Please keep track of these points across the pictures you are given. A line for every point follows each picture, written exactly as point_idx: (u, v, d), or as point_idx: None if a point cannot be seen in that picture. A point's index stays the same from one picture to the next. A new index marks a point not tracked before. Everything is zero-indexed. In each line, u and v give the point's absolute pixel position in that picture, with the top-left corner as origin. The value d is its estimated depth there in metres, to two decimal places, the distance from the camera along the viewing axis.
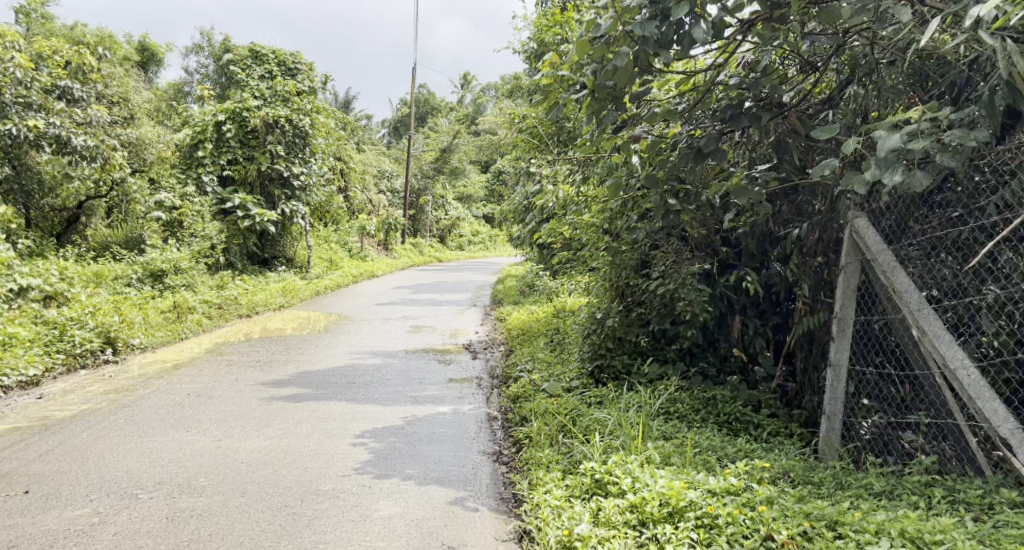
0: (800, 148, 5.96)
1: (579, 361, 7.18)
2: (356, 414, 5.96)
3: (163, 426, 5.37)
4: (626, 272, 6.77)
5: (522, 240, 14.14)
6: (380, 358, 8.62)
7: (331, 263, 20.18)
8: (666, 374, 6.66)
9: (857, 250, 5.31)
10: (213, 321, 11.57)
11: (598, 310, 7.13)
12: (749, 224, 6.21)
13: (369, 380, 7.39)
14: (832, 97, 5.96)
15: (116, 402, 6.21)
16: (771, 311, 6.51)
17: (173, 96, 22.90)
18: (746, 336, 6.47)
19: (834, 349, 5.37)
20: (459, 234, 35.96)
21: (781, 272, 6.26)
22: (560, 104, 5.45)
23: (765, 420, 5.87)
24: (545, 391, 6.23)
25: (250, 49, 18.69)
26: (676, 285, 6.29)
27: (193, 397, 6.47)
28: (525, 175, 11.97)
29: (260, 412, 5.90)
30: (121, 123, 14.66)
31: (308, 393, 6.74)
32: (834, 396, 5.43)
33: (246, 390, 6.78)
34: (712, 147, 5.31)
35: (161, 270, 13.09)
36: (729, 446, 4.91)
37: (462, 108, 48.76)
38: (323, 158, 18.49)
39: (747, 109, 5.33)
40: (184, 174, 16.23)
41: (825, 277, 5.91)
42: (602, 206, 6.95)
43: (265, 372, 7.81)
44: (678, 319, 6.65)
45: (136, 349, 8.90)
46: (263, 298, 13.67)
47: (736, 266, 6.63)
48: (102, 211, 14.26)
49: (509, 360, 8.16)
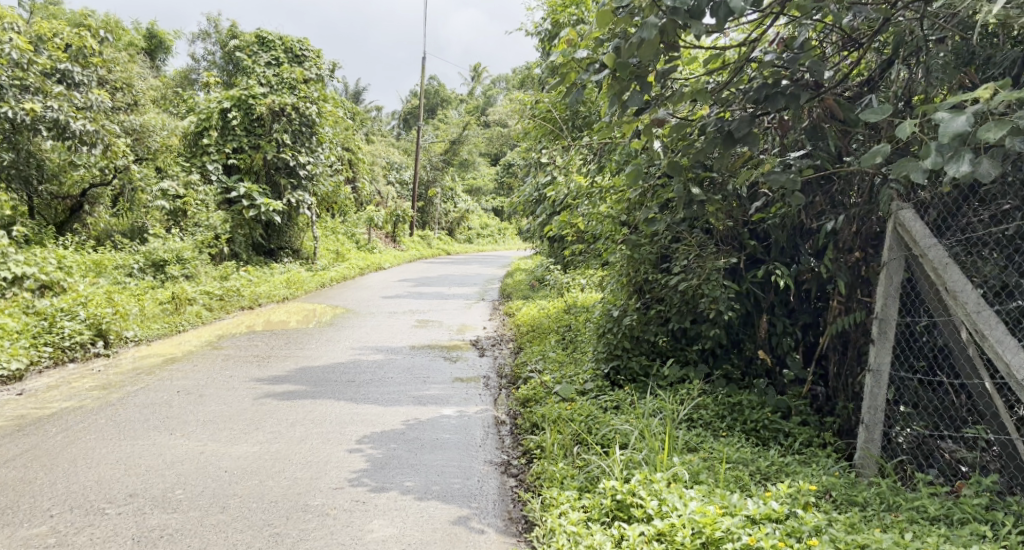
0: (837, 132, 5.53)
1: (593, 362, 6.71)
2: (353, 416, 5.54)
3: (145, 428, 4.97)
4: (646, 266, 6.33)
5: (532, 233, 13.75)
6: (383, 355, 8.22)
7: (338, 255, 19.82)
8: (687, 377, 6.21)
9: (900, 246, 4.84)
10: (213, 313, 11.18)
11: (614, 308, 6.68)
12: (780, 215, 5.76)
13: (370, 378, 6.98)
14: (873, 78, 5.58)
15: (100, 400, 5.82)
16: (801, 310, 6.05)
17: (178, 83, 22.46)
18: (774, 336, 6.00)
19: (874, 353, 4.88)
20: (467, 227, 35.49)
21: (813, 268, 5.81)
22: (579, 86, 4.85)
23: (796, 428, 5.42)
24: (558, 394, 5.80)
25: (256, 34, 18.25)
26: (700, 281, 5.85)
27: (183, 395, 6.08)
28: (536, 165, 11.57)
29: (251, 413, 5.49)
30: (125, 110, 14.25)
31: (305, 391, 6.33)
32: (873, 405, 4.92)
33: (240, 388, 6.38)
34: (744, 131, 4.87)
35: (163, 260, 12.76)
36: (761, 459, 4.48)
37: (472, 100, 48.41)
38: (330, 147, 18.09)
39: (783, 88, 4.89)
40: (189, 162, 15.86)
41: (863, 274, 5.46)
42: (620, 196, 6.50)
43: (262, 368, 7.41)
44: (700, 317, 6.20)
45: (130, 342, 8.51)
46: (266, 289, 13.28)
47: (764, 261, 6.17)
48: (107, 199, 13.91)
49: (519, 358, 7.73)
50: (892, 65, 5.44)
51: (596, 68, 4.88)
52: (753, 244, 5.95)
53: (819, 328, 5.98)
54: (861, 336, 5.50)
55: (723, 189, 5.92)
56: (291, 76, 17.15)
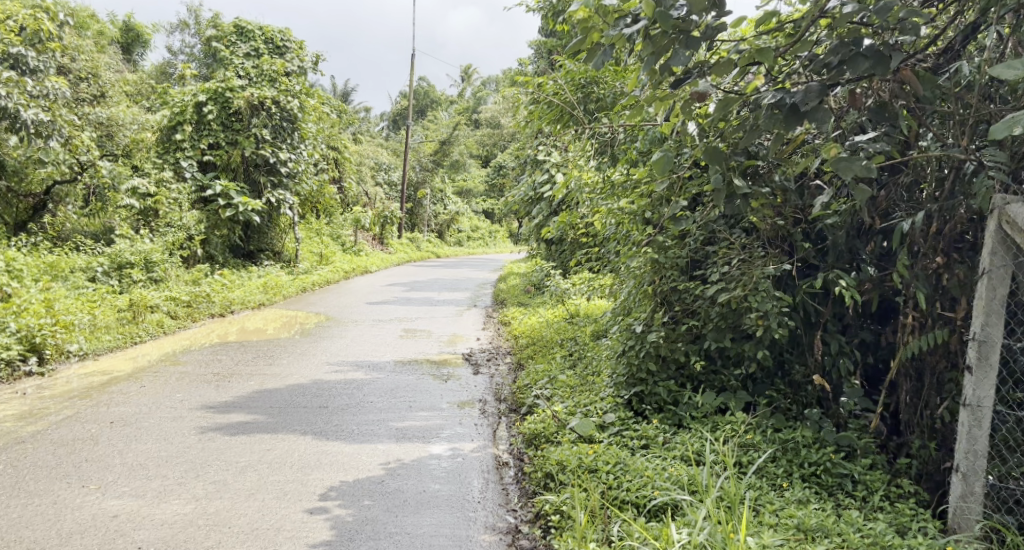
0: (911, 111, 4.54)
1: (612, 388, 5.67)
2: (322, 457, 4.50)
3: (53, 477, 3.93)
4: (673, 272, 5.34)
5: (529, 236, 12.75)
6: (363, 373, 7.16)
7: (322, 257, 18.72)
8: (725, 405, 5.19)
9: (1006, 250, 3.81)
10: (178, 322, 10.08)
11: (634, 322, 5.65)
12: (841, 213, 4.79)
13: (347, 403, 5.93)
14: (953, 47, 4.48)
15: (10, 436, 4.76)
16: (859, 326, 5.06)
17: (153, 78, 21.32)
18: (829, 357, 4.98)
19: (972, 385, 3.84)
20: (457, 229, 34.33)
21: (877, 275, 4.83)
22: (606, 44, 3.83)
23: (866, 473, 4.42)
24: (573, 430, 4.76)
25: (234, 24, 17.18)
26: (744, 291, 4.84)
27: (115, 427, 5.02)
28: (535, 159, 10.59)
29: (195, 454, 4.45)
30: (89, 101, 13.02)
31: (265, 423, 5.26)
32: (973, 450, 3.87)
33: (187, 418, 5.32)
34: (813, 103, 3.76)
35: (128, 262, 11.66)
36: (843, 524, 3.51)
37: (463, 101, 47.50)
38: (313, 144, 17.01)
39: (868, 47, 3.73)
40: (161, 158, 14.64)
41: (944, 283, 4.44)
42: (643, 189, 5.50)
43: (221, 390, 6.34)
44: (740, 334, 5.19)
45: (71, 357, 7.46)
46: (240, 295, 12.13)
47: (817, 267, 5.17)
48: (76, 197, 12.75)
49: (519, 378, 6.71)
50: (979, 28, 4.29)
51: (628, 22, 3.85)
52: (807, 246, 4.94)
53: (882, 348, 5.01)
54: (940, 359, 4.46)
55: (770, 181, 4.98)
56: (271, 69, 16.12)
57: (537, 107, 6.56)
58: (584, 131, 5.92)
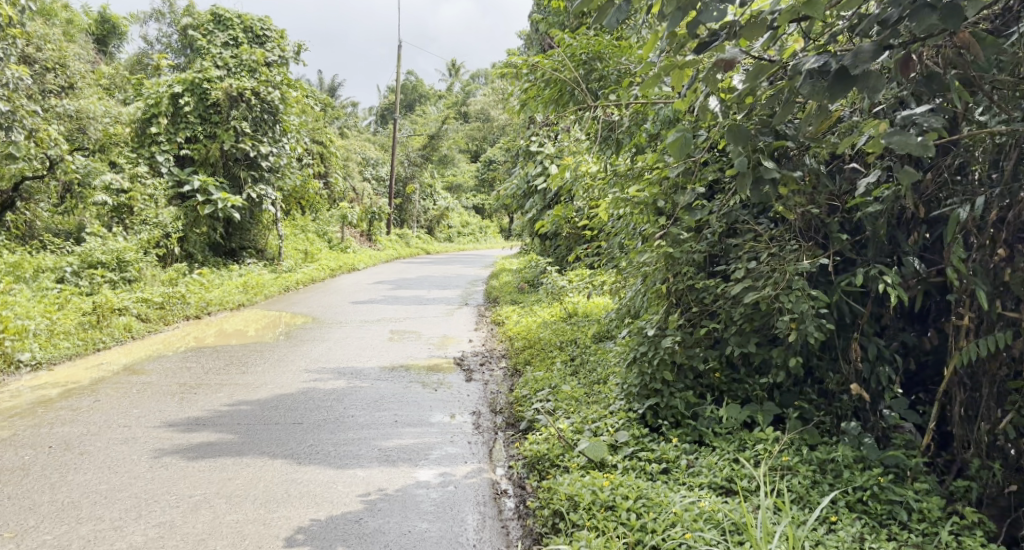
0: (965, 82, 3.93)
1: (623, 400, 5.06)
2: (293, 487, 3.88)
3: None
4: (689, 269, 4.77)
5: (523, 230, 12.06)
6: (345, 381, 6.53)
7: (307, 254, 18.04)
8: (751, 419, 4.60)
9: None
10: (150, 325, 9.39)
11: (645, 325, 5.05)
12: (882, 201, 4.19)
13: (326, 417, 5.29)
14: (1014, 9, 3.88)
15: None
16: (903, 328, 4.47)
17: (130, 70, 20.48)
18: (869, 363, 4.38)
19: None
20: (447, 225, 33.68)
21: (924, 270, 4.23)
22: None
23: (919, 501, 3.86)
24: (582, 453, 4.14)
25: (211, 12, 16.39)
26: (773, 291, 4.25)
27: (55, 452, 4.40)
28: (530, 150, 9.91)
29: (141, 486, 3.84)
30: (57, 93, 12.24)
31: (231, 442, 4.63)
32: None
33: (141, 439, 4.68)
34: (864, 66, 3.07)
35: (99, 261, 10.96)
36: None
37: (451, 95, 46.67)
38: (296, 137, 16.23)
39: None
40: (136, 152, 13.91)
41: (1006, 280, 3.84)
42: (656, 176, 4.88)
43: (186, 403, 5.70)
44: (766, 339, 4.60)
45: (24, 367, 6.81)
46: (218, 295, 11.42)
47: (854, 261, 4.56)
48: (48, 195, 12.11)
49: (517, 386, 6.08)
50: None
51: None
52: (843, 237, 4.34)
53: (928, 352, 4.42)
54: (1001, 368, 3.88)
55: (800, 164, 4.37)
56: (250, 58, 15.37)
57: (534, 84, 5.80)
58: (588, 113, 5.28)
